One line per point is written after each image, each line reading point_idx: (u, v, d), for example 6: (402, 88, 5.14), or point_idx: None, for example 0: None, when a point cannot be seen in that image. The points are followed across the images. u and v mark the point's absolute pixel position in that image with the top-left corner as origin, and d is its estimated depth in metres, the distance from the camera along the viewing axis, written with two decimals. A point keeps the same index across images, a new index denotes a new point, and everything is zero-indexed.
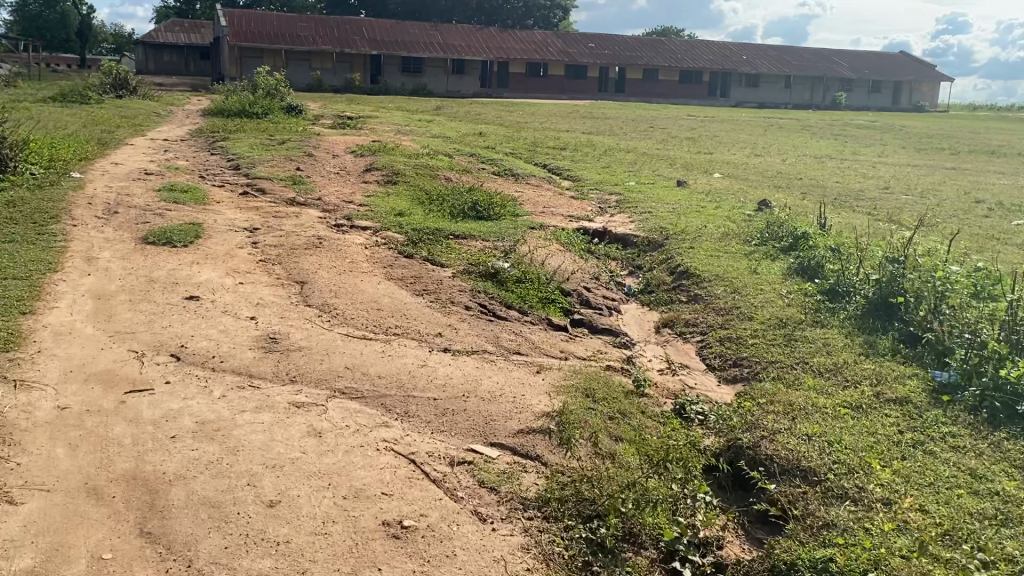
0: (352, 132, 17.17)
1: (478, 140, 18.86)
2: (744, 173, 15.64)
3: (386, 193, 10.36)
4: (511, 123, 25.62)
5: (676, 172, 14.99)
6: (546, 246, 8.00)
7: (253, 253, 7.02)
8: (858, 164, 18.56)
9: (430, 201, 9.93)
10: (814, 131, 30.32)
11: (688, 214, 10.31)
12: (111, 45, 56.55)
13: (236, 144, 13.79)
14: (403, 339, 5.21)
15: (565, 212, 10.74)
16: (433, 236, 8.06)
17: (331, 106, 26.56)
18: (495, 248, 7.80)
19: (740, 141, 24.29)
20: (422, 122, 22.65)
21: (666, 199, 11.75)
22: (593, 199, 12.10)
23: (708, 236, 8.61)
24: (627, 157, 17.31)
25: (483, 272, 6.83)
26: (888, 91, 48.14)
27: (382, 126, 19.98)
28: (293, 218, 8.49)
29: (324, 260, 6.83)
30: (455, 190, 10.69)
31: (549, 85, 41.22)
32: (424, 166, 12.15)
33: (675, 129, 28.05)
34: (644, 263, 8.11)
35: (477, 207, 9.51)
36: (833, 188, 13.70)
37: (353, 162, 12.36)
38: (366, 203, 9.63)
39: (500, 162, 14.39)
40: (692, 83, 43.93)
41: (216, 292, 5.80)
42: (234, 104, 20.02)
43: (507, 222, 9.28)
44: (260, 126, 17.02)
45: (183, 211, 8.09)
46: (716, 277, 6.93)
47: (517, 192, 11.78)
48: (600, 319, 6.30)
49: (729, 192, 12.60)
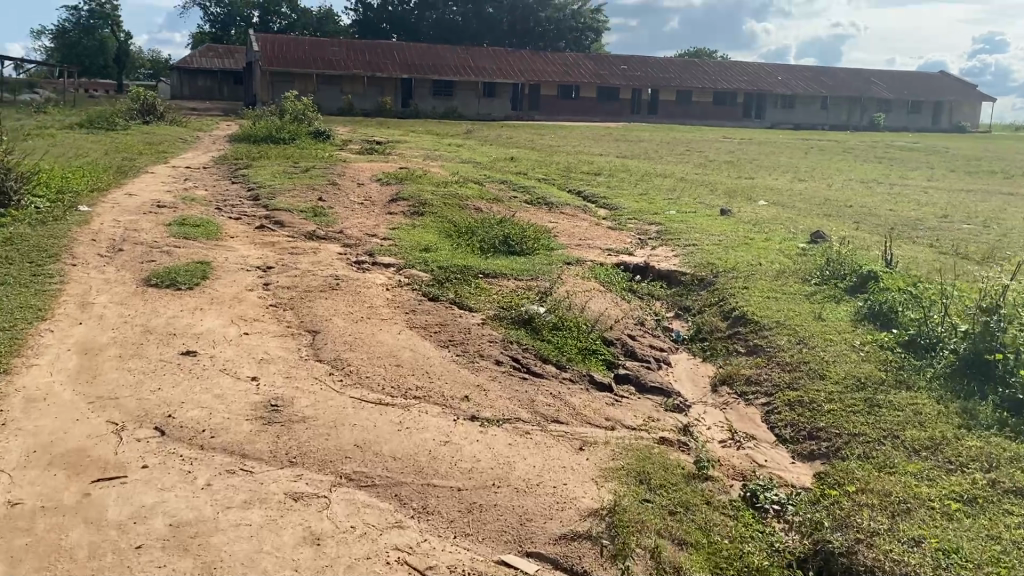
0: (379, 159, 16.67)
1: (510, 165, 18.29)
2: (790, 201, 14.84)
3: (412, 225, 9.76)
4: (543, 147, 25.02)
5: (718, 200, 14.25)
6: (585, 286, 7.31)
7: (263, 296, 6.41)
8: (909, 189, 17.65)
9: (459, 234, 9.30)
10: (857, 154, 29.42)
11: (736, 248, 9.57)
12: (147, 71, 57.18)
13: (259, 172, 13.32)
14: (425, 404, 4.54)
15: (601, 244, 10.06)
16: (461, 275, 7.41)
17: (360, 130, 26.21)
18: (528, 287, 7.13)
19: (781, 165, 23.46)
20: (452, 147, 22.15)
21: (710, 230, 11.01)
22: (630, 230, 11.39)
23: (762, 275, 7.87)
24: (665, 184, 16.59)
25: (516, 318, 6.15)
26: (928, 112, 46.93)
27: (411, 152, 19.48)
28: (310, 255, 7.89)
29: (339, 305, 6.19)
30: (485, 221, 10.06)
31: (581, 108, 40.67)
32: (453, 195, 11.54)
33: (713, 153, 27.31)
34: (693, 305, 7.38)
35: (509, 241, 8.86)
36: (887, 218, 12.86)
37: (379, 191, 11.80)
38: (391, 237, 9.01)
39: (533, 190, 13.75)
40: (726, 105, 43.18)
41: (217, 346, 5.18)
42: (261, 129, 19.66)
43: (541, 258, 8.62)
44: (285, 152, 16.58)
45: (192, 249, 7.53)
46: (777, 324, 6.19)
47: (550, 223, 11.11)
48: (647, 374, 5.58)
49: (777, 223, 11.83)
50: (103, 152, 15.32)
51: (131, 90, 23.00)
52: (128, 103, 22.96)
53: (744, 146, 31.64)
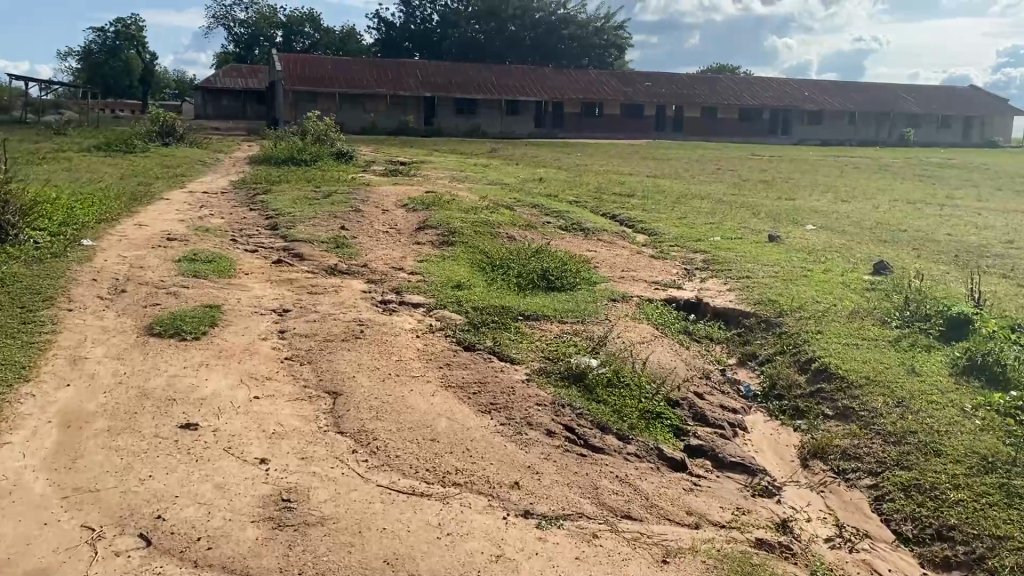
0: (404, 182, 16.01)
1: (538, 187, 17.56)
2: (839, 224, 13.98)
3: (442, 257, 9.02)
4: (570, 166, 24.28)
5: (763, 224, 13.41)
6: (638, 329, 6.52)
7: (278, 348, 5.68)
8: (961, 211, 16.69)
9: (493, 266, 8.55)
10: (893, 172, 28.45)
11: (796, 282, 8.74)
12: (172, 90, 57.24)
13: (279, 197, 12.67)
14: (467, 495, 3.78)
15: (647, 276, 9.26)
16: (499, 316, 6.65)
17: (383, 151, 25.68)
18: (575, 333, 6.35)
19: (820, 184, 22.56)
20: (478, 167, 21.47)
21: (761, 260, 10.18)
22: (674, 258, 10.59)
23: (834, 317, 7.04)
24: (704, 206, 15.78)
25: (566, 373, 5.36)
26: (959, 127, 45.78)
27: (436, 173, 18.81)
28: (331, 294, 7.17)
29: (363, 358, 5.44)
30: (520, 252, 9.31)
31: (605, 125, 39.98)
32: (484, 222, 10.81)
33: (745, 171, 26.45)
34: (760, 352, 6.57)
35: (548, 274, 8.10)
36: (949, 244, 11.96)
37: (405, 218, 11.09)
38: (419, 271, 8.28)
39: (566, 215, 12.98)
40: (752, 121, 42.33)
41: (222, 415, 4.44)
42: (282, 151, 19.09)
43: (585, 293, 7.84)
44: (306, 175, 15.96)
45: (201, 289, 6.83)
46: (868, 380, 5.36)
47: (589, 252, 10.34)
48: (724, 444, 4.78)
49: (832, 251, 10.98)
50: (119, 177, 14.78)
51: (151, 111, 22.57)
52: (148, 125, 22.54)
53: (774, 163, 30.77)
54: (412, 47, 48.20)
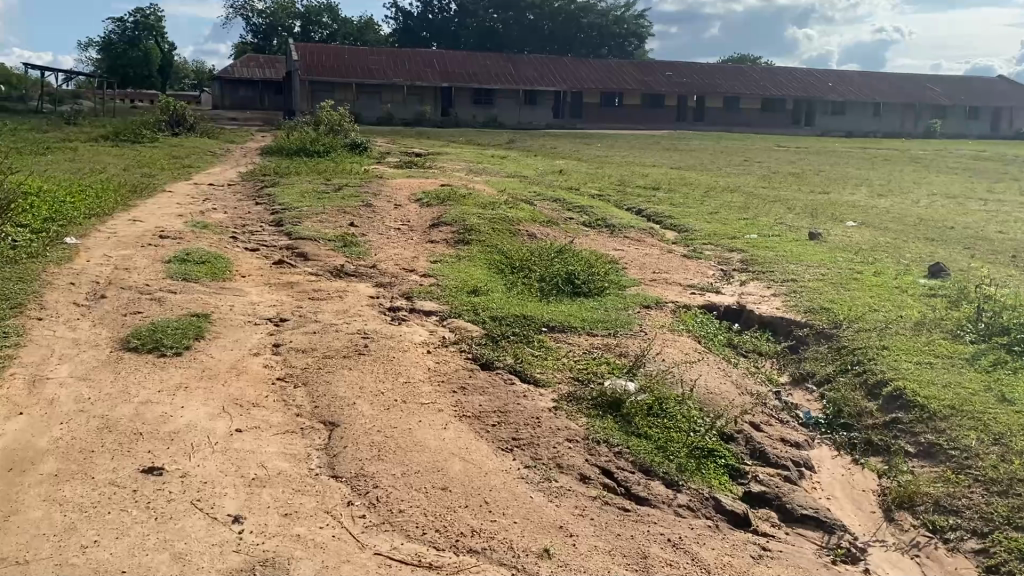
0: (419, 174, 15.31)
1: (560, 179, 16.83)
2: (881, 221, 13.15)
3: (457, 257, 8.31)
4: (591, 158, 23.51)
5: (800, 221, 12.61)
6: (678, 345, 5.76)
7: (270, 366, 4.96)
8: (1008, 207, 15.81)
9: (514, 268, 7.81)
10: (925, 164, 27.50)
11: (847, 287, 7.95)
12: (190, 80, 56.91)
13: (286, 190, 11.99)
14: (486, 568, 3.08)
15: (681, 279, 8.52)
16: (522, 328, 5.92)
17: (398, 141, 24.98)
18: (608, 348, 5.60)
19: (852, 177, 21.68)
20: (496, 159, 20.76)
21: (803, 262, 9.39)
22: (709, 258, 9.82)
23: (899, 330, 6.24)
24: (735, 200, 15.00)
25: (600, 401, 4.62)
26: (988, 118, 44.53)
27: (453, 165, 18.11)
28: (334, 300, 6.45)
29: (365, 379, 4.71)
30: (542, 251, 8.58)
31: (625, 116, 39.11)
32: (504, 218, 10.07)
33: (774, 163, 25.59)
34: (816, 372, 5.80)
35: (574, 277, 7.34)
36: (1004, 244, 11.11)
37: (418, 214, 10.38)
38: (433, 274, 7.56)
39: (590, 210, 12.22)
40: (775, 111, 41.33)
41: (194, 455, 3.73)
42: (293, 141, 18.42)
43: (615, 300, 7.10)
44: (317, 167, 15.28)
45: (189, 294, 6.13)
46: (956, 410, 4.58)
47: (616, 251, 9.58)
48: (791, 491, 4.03)
49: (879, 251, 10.17)
50: (123, 168, 14.15)
51: (161, 100, 21.98)
52: (158, 114, 21.95)
53: (800, 155, 29.84)
54: (430, 38, 47.50)
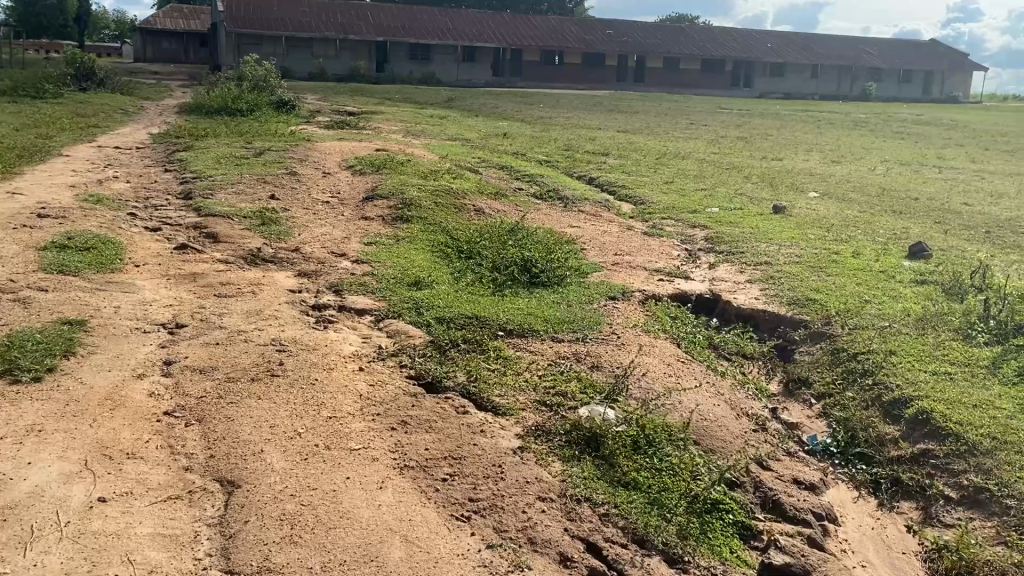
0: (352, 137, 14.15)
1: (504, 144, 15.85)
2: (842, 191, 12.57)
3: (394, 238, 7.32)
4: (534, 119, 22.54)
5: (761, 192, 11.94)
6: (658, 354, 4.89)
7: (157, 396, 3.92)
8: (963, 176, 15.46)
9: (460, 253, 6.87)
10: (869, 129, 27.22)
11: (826, 270, 7.23)
12: (111, 32, 53.78)
13: (202, 154, 10.76)
14: None
15: (645, 261, 7.68)
16: (474, 333, 4.98)
17: (331, 99, 23.54)
18: (577, 360, 4.70)
19: (802, 142, 21.22)
20: (435, 119, 19.62)
21: (774, 241, 8.66)
22: (671, 236, 9.04)
23: (901, 328, 5.51)
24: (690, 168, 14.27)
25: (575, 437, 3.72)
26: (921, 82, 44.65)
27: (389, 126, 16.95)
28: (246, 296, 5.40)
29: (279, 415, 3.72)
30: (490, 232, 7.64)
31: (565, 75, 38.01)
32: (447, 189, 9.08)
33: (721, 127, 24.99)
34: (815, 380, 5.02)
35: (531, 265, 6.46)
36: (973, 217, 10.61)
37: (350, 184, 9.31)
38: (367, 260, 6.56)
39: (539, 179, 11.31)
40: (715, 72, 40.75)
41: (32, 548, 2.74)
42: (214, 98, 16.97)
43: (577, 292, 6.23)
44: (240, 128, 13.97)
45: (64, 293, 5.01)
46: (1000, 440, 3.82)
47: (572, 229, 8.70)
48: (819, 560, 3.23)
49: (850, 227, 9.53)
50: (17, 127, 12.64)
51: (68, 52, 20.11)
52: (64, 67, 20.09)
53: (744, 118, 29.33)
54: None
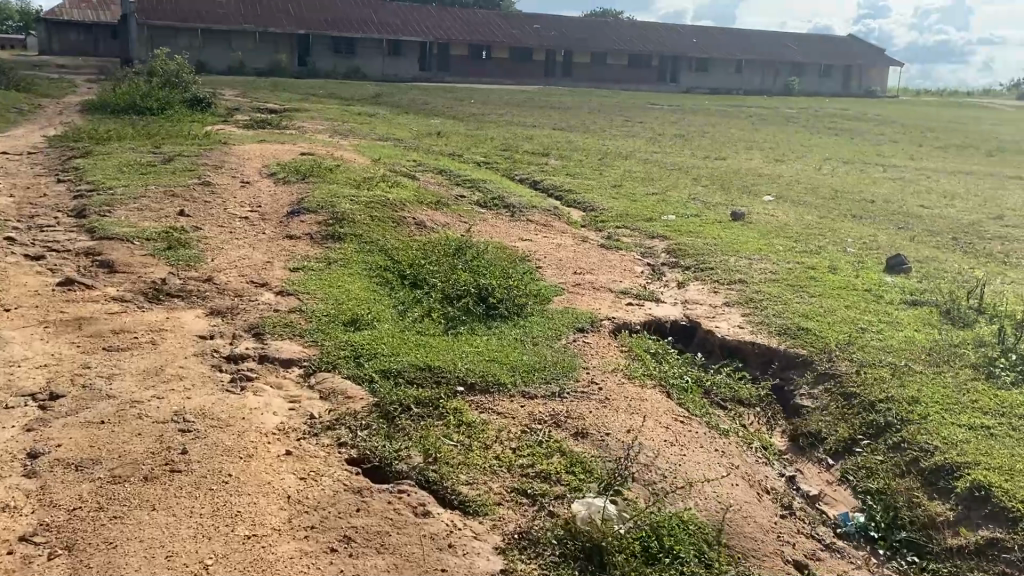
0: (274, 138, 13.04)
1: (439, 143, 14.94)
2: (796, 194, 12.07)
3: (324, 261, 6.37)
4: (466, 116, 21.63)
5: (714, 196, 11.34)
6: (650, 410, 4.08)
7: (12, 511, 2.94)
8: (908, 174, 15.23)
9: (403, 279, 5.98)
10: (801, 124, 27.13)
11: (808, 290, 6.57)
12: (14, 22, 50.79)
13: (102, 160, 9.57)
14: None
15: (608, 281, 6.92)
16: (428, 391, 4.10)
17: (250, 95, 22.16)
18: (556, 425, 3.87)
19: (740, 139, 20.87)
20: (362, 116, 18.54)
21: (741, 253, 8.00)
22: (629, 248, 8.30)
23: (914, 366, 4.84)
24: (636, 168, 13.61)
25: (570, 549, 2.92)
26: (841, 76, 45.13)
27: (313, 124, 15.84)
28: (144, 348, 4.41)
29: (179, 537, 2.81)
30: (435, 251, 6.77)
31: (493, 69, 37.11)
32: (383, 200, 8.15)
33: (657, 123, 24.51)
34: (829, 435, 4.30)
35: (486, 295, 5.62)
36: (936, 222, 10.16)
37: (273, 194, 8.31)
38: (293, 291, 5.60)
39: (481, 185, 10.45)
40: (642, 67, 40.43)
41: None
42: (119, 95, 15.58)
43: (540, 326, 5.41)
44: (148, 129, 12.70)
45: None
46: None
47: (523, 244, 7.88)
48: None
49: (815, 236, 8.96)
50: None
51: None
52: None
53: (677, 113, 28.93)
54: None
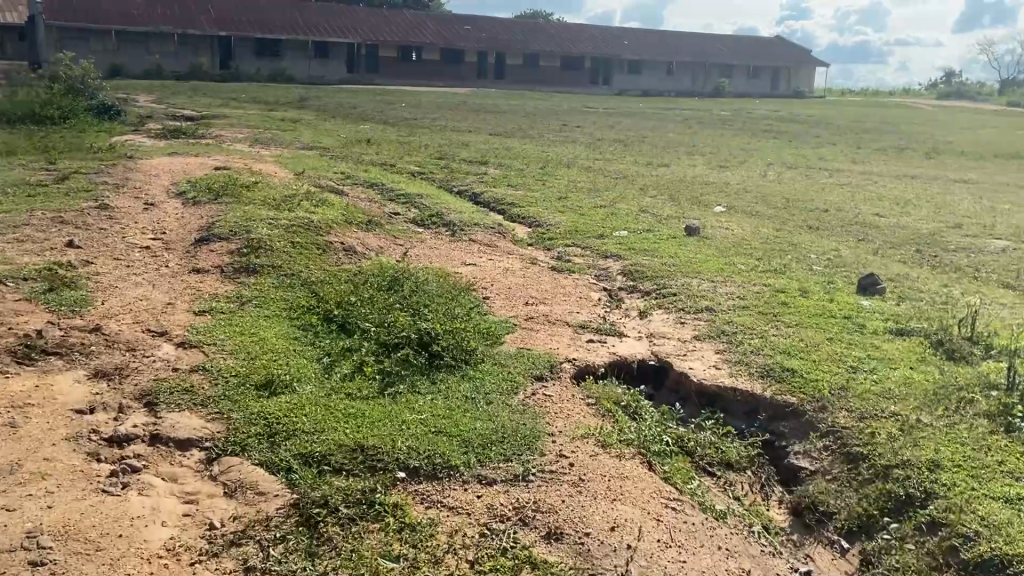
0: (189, 149, 11.99)
1: (370, 152, 14.09)
2: (746, 203, 11.60)
3: (237, 301, 5.50)
4: (398, 121, 20.73)
5: (663, 207, 10.76)
6: (633, 495, 3.39)
7: None
8: (853, 180, 14.96)
9: (331, 322, 5.16)
10: (738, 127, 27.00)
11: (784, 319, 5.99)
12: None
13: None
14: None
15: (563, 312, 6.22)
16: (360, 482, 3.32)
17: (167, 101, 20.86)
18: (522, 524, 3.14)
19: (679, 144, 20.48)
20: (287, 123, 17.52)
21: (703, 274, 7.39)
22: (582, 270, 7.63)
23: (922, 416, 4.23)
24: (578, 178, 12.99)
25: None
26: (769, 78, 45.52)
27: (233, 133, 14.79)
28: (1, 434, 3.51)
29: None
30: (368, 283, 5.95)
31: (424, 72, 36.21)
32: (307, 221, 7.29)
33: (594, 127, 24.02)
34: (840, 511, 3.66)
35: (429, 339, 4.84)
36: (894, 234, 9.77)
37: (182, 217, 7.38)
38: (198, 343, 4.74)
39: (417, 199, 9.65)
40: (575, 70, 40.04)
41: None
42: (16, 104, 14.27)
43: (493, 375, 4.66)
44: (47, 141, 11.52)
45: None
46: None
47: (466, 270, 7.13)
48: None
49: (776, 252, 8.42)
50: None
51: None
52: None
53: (613, 117, 28.51)
54: None
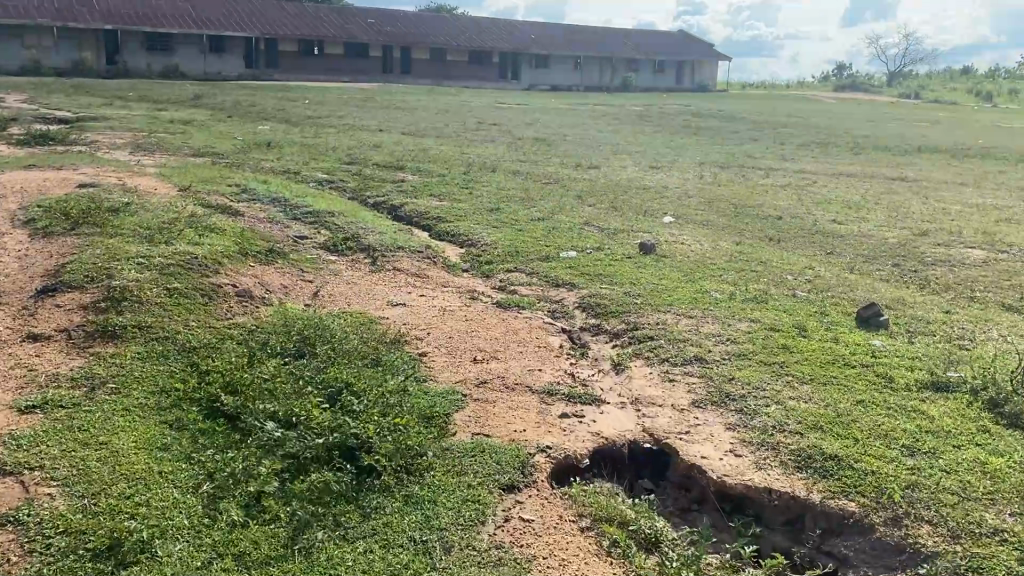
0: (52, 159, 10.19)
1: (272, 158, 12.51)
2: (693, 211, 10.57)
3: (83, 386, 3.97)
4: (301, 120, 19.04)
5: (608, 218, 9.62)
6: None
7: None
8: (793, 179, 14.22)
9: (215, 418, 3.72)
10: (659, 123, 26.26)
11: (798, 373, 4.84)
12: None
13: None
14: None
15: (522, 371, 4.91)
16: None
17: (36, 100, 18.57)
18: None
19: (603, 141, 19.50)
20: (175, 124, 15.66)
21: (677, 307, 6.21)
22: (533, 303, 6.36)
23: None
24: (507, 183, 11.76)
25: None
26: (678, 71, 45.24)
27: (111, 138, 12.94)
28: None
29: None
30: (268, 347, 4.51)
31: (327, 66, 34.28)
32: (190, 255, 5.78)
33: (513, 124, 22.85)
34: None
35: (354, 443, 3.47)
36: (863, 244, 8.90)
37: (26, 256, 5.76)
38: (14, 465, 3.24)
39: (328, 217, 8.19)
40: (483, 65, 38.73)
41: None
42: None
43: (450, 491, 3.33)
44: None
45: None
46: None
47: (393, 312, 5.77)
48: None
49: (750, 273, 7.36)
50: None
51: None
52: None
53: (530, 114, 27.37)
54: None
